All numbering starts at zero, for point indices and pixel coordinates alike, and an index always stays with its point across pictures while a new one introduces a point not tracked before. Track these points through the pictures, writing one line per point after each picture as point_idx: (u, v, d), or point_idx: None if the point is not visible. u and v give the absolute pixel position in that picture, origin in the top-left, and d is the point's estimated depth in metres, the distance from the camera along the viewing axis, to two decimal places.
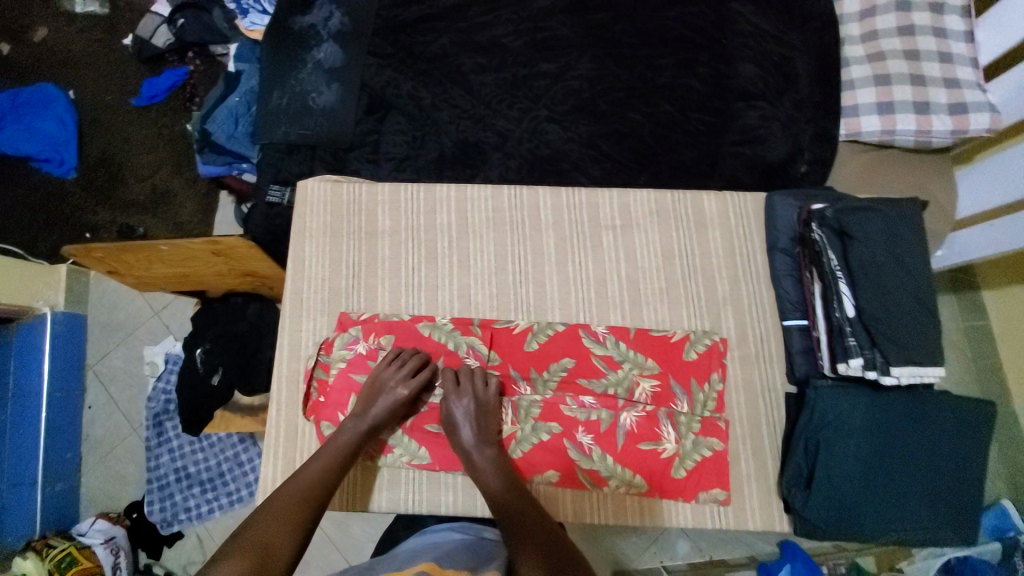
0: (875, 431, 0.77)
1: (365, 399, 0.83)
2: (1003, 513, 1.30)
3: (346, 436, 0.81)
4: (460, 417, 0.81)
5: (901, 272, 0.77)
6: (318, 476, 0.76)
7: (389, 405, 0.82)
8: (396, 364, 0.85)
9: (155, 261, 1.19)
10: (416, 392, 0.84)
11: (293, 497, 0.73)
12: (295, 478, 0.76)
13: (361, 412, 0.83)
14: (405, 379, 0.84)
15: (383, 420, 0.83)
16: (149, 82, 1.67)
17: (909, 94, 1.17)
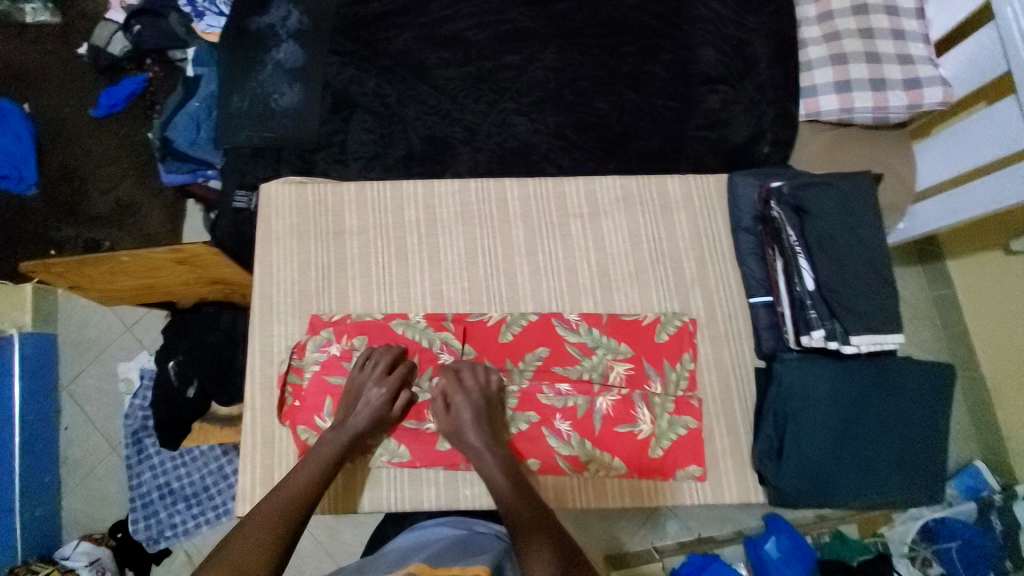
0: (842, 400, 0.79)
1: (344, 405, 0.83)
2: (973, 473, 1.45)
3: (328, 443, 0.81)
4: (464, 418, 0.81)
5: (855, 243, 0.80)
6: (300, 485, 0.77)
7: (369, 408, 0.81)
8: (370, 366, 0.84)
9: (122, 272, 1.16)
10: (394, 391, 0.83)
11: (275, 507, 0.74)
12: (279, 488, 0.77)
13: (342, 420, 0.82)
14: (381, 380, 0.83)
15: (363, 427, 0.81)
16: (107, 92, 1.62)
17: (865, 71, 1.20)
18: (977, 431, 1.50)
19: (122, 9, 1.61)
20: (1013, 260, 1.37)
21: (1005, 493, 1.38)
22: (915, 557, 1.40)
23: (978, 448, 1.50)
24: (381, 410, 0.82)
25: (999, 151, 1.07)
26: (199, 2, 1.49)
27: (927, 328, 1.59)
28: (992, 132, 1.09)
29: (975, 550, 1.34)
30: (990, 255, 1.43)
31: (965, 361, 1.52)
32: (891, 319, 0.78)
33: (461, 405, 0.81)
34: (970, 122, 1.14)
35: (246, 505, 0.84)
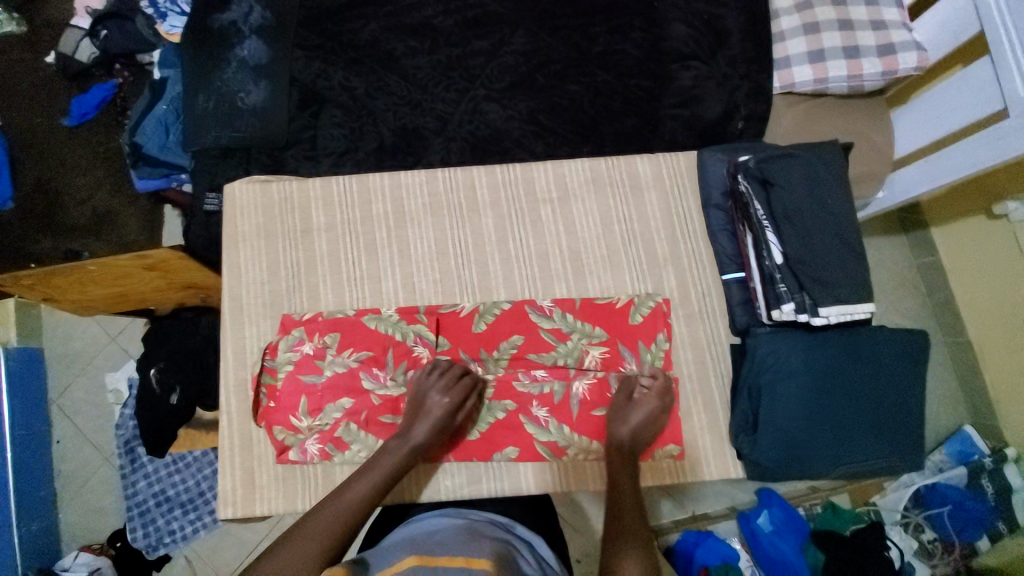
0: (817, 370, 0.79)
1: (410, 413, 0.82)
2: (964, 438, 1.45)
3: (394, 448, 0.79)
4: (636, 413, 0.82)
5: (822, 214, 0.79)
6: (365, 488, 0.75)
7: (433, 415, 0.80)
8: (437, 373, 0.83)
9: (88, 284, 1.17)
10: (460, 398, 0.82)
11: (338, 507, 0.72)
12: (344, 488, 0.75)
13: (406, 428, 0.81)
14: (446, 386, 0.82)
15: (426, 438, 0.80)
16: (77, 100, 1.57)
17: (838, 40, 1.18)
18: (964, 394, 1.51)
19: (88, 13, 1.55)
20: (997, 224, 1.37)
21: (995, 457, 1.40)
22: (908, 523, 1.43)
23: (966, 413, 1.52)
24: (446, 416, 0.81)
25: (973, 114, 1.06)
26: (161, 3, 1.45)
27: (912, 297, 1.59)
28: (966, 95, 1.08)
29: (965, 512, 1.38)
30: (974, 220, 1.43)
31: (950, 327, 1.53)
32: (858, 289, 0.77)
33: (643, 401, 0.83)
34: (945, 86, 1.13)
35: (229, 507, 0.84)
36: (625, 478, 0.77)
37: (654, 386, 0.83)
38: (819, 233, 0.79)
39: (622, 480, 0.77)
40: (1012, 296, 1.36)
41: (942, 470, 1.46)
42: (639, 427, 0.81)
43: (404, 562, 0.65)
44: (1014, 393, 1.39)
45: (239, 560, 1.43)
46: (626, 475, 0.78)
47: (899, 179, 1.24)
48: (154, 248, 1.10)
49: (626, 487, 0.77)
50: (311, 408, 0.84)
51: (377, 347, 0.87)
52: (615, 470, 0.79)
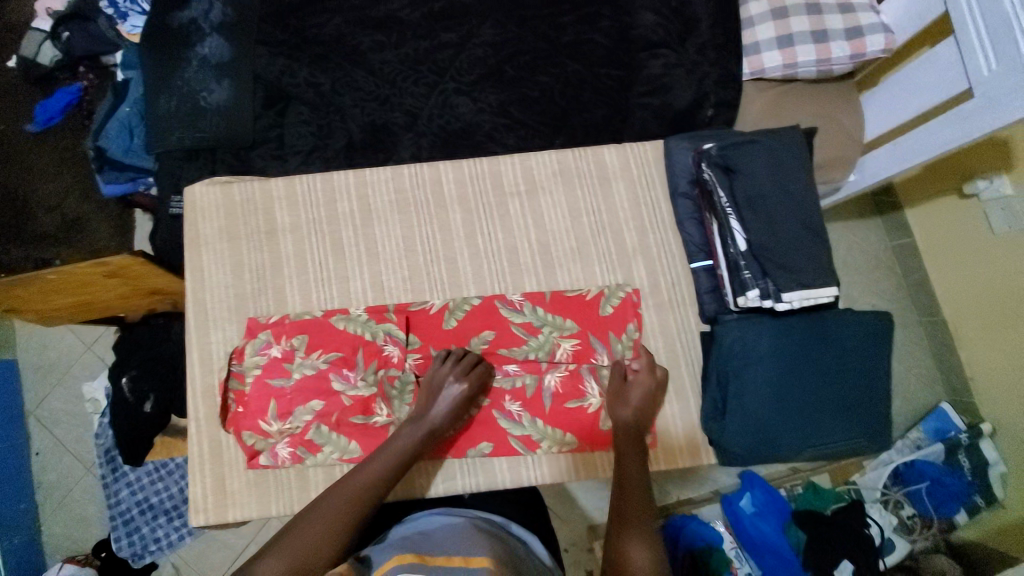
0: (784, 356, 0.80)
1: (424, 400, 0.83)
2: (940, 414, 1.49)
3: (406, 435, 0.81)
4: (637, 396, 0.83)
5: (784, 199, 0.82)
6: (374, 477, 0.77)
7: (449, 404, 0.82)
8: (452, 361, 0.85)
9: (53, 292, 1.12)
10: (473, 388, 0.83)
11: (349, 495, 0.74)
12: (353, 475, 0.77)
13: (421, 414, 0.82)
14: (461, 375, 0.83)
15: (442, 423, 0.82)
16: (41, 104, 1.51)
17: (806, 24, 1.17)
18: (940, 372, 1.55)
19: (49, 15, 1.48)
20: (968, 204, 1.39)
21: (970, 432, 1.42)
22: (887, 501, 1.45)
23: (943, 391, 1.55)
24: (461, 405, 0.82)
25: (938, 95, 1.06)
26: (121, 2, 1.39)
27: (888, 278, 1.62)
28: (931, 76, 1.08)
29: (943, 487, 1.41)
30: (945, 201, 1.45)
31: (925, 307, 1.56)
32: (819, 271, 0.79)
33: (642, 381, 0.84)
34: (911, 69, 1.13)
35: (200, 514, 0.84)
36: (631, 461, 0.80)
37: (647, 368, 0.85)
38: (784, 218, 0.81)
39: (629, 463, 0.80)
40: (984, 275, 1.38)
41: (920, 447, 1.49)
42: (643, 409, 0.83)
43: (404, 556, 0.64)
44: (988, 370, 1.41)
45: (228, 565, 1.40)
46: (632, 459, 0.80)
47: (868, 163, 1.24)
48: (113, 254, 1.05)
49: (632, 468, 0.79)
50: (280, 412, 0.84)
51: (347, 348, 0.86)
52: (622, 452, 0.81)
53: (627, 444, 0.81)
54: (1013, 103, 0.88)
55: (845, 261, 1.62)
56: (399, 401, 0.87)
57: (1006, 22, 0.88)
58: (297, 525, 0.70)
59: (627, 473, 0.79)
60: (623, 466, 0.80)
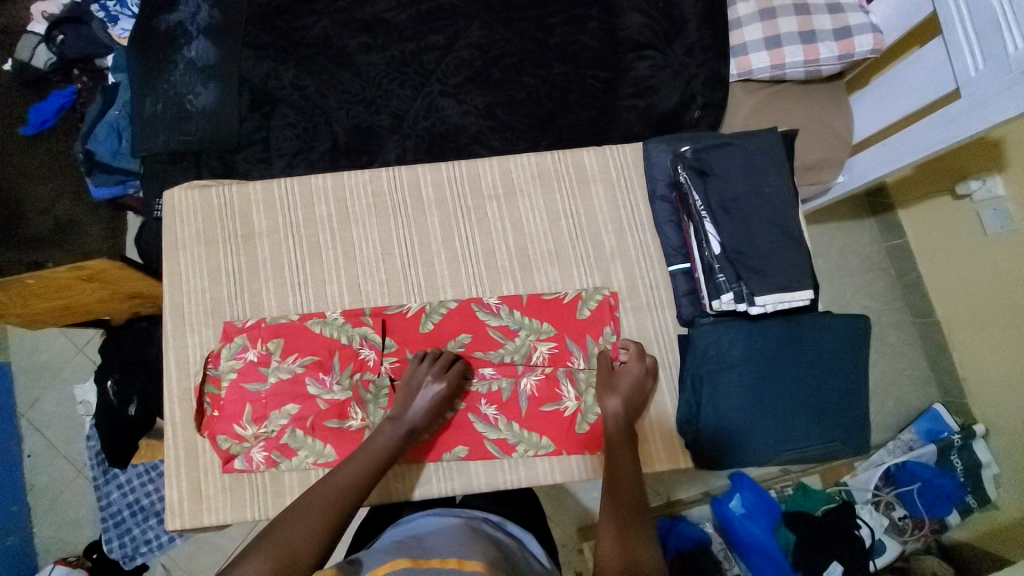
0: (757, 360, 0.83)
1: (402, 400, 0.85)
2: (934, 415, 1.48)
3: (383, 436, 0.82)
4: (625, 384, 0.86)
5: (760, 204, 0.84)
6: (353, 478, 0.77)
7: (427, 403, 0.84)
8: (429, 362, 0.87)
9: (34, 297, 1.13)
10: (452, 386, 0.85)
11: (328, 496, 0.74)
12: (330, 479, 0.77)
13: (399, 414, 0.84)
14: (438, 374, 0.86)
15: (421, 422, 0.84)
16: (34, 108, 1.47)
17: (793, 25, 1.16)
18: (933, 374, 1.54)
19: (45, 19, 1.48)
20: (961, 204, 1.37)
21: (963, 433, 1.40)
22: (879, 502, 1.42)
23: (937, 392, 1.54)
24: (440, 402, 0.85)
25: (926, 96, 1.05)
26: (111, 6, 1.43)
27: (881, 278, 1.60)
28: (920, 77, 1.07)
29: (934, 488, 1.38)
30: (939, 201, 1.43)
31: (919, 308, 1.54)
32: (797, 275, 0.82)
33: (632, 367, 0.87)
34: (899, 69, 1.12)
35: (177, 518, 0.89)
36: (624, 453, 0.81)
37: (636, 356, 0.87)
38: (757, 219, 0.84)
39: (618, 457, 0.80)
40: (976, 276, 1.37)
41: (911, 448, 1.47)
42: (633, 397, 0.86)
43: (398, 562, 0.64)
44: (982, 371, 1.40)
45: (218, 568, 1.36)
46: (622, 452, 0.81)
47: (857, 164, 1.23)
48: (89, 258, 1.07)
49: (623, 468, 0.79)
50: (255, 416, 0.88)
51: (323, 352, 0.90)
52: (612, 448, 0.81)
53: (616, 436, 0.82)
54: (1003, 103, 0.86)
55: (838, 261, 1.60)
56: (373, 406, 0.89)
57: (994, 21, 0.86)
58: (275, 529, 0.69)
59: (617, 467, 0.79)
60: (614, 463, 0.80)
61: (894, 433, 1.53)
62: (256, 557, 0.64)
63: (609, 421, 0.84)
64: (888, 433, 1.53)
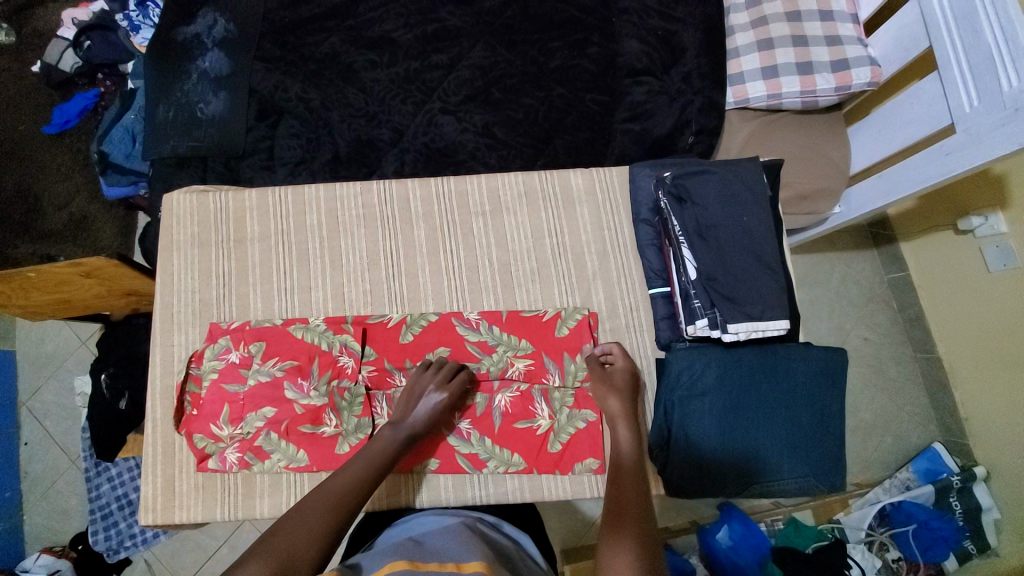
0: (729, 388, 0.88)
1: (405, 405, 0.88)
2: (933, 455, 1.44)
3: (382, 440, 0.83)
4: (618, 385, 0.90)
5: (732, 229, 0.90)
6: (349, 487, 0.75)
7: (428, 410, 0.87)
8: (433, 370, 0.91)
9: (31, 289, 1.17)
10: (453, 396, 0.88)
11: (327, 502, 0.71)
12: (326, 486, 0.74)
13: (400, 418, 0.87)
14: (442, 383, 0.89)
15: (422, 426, 0.86)
16: (58, 108, 1.52)
17: (791, 56, 1.17)
18: (935, 412, 1.50)
19: (75, 25, 1.51)
20: (962, 239, 1.36)
21: (962, 475, 1.36)
22: (873, 542, 1.36)
23: (936, 430, 1.50)
24: (442, 411, 0.88)
25: (918, 132, 1.05)
26: (135, 15, 1.42)
27: (884, 311, 1.56)
28: (916, 111, 1.06)
29: (932, 531, 1.33)
30: (939, 235, 1.42)
31: (921, 343, 1.51)
32: (771, 304, 0.88)
33: (620, 371, 0.91)
34: (895, 102, 1.11)
35: (150, 514, 0.92)
36: (630, 471, 0.79)
37: (624, 366, 0.92)
38: (732, 247, 0.90)
39: (622, 479, 0.78)
40: (978, 312, 1.35)
41: (909, 488, 1.42)
42: (629, 410, 0.87)
43: (397, 563, 0.59)
44: (985, 411, 1.36)
45: (197, 568, 1.36)
46: (630, 475, 0.78)
47: (853, 195, 1.23)
48: (88, 256, 1.10)
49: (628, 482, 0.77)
50: (232, 417, 0.90)
51: (303, 357, 0.93)
52: (624, 470, 0.80)
53: (627, 446, 0.83)
54: (995, 140, 0.86)
55: (837, 292, 1.57)
56: (348, 413, 0.92)
57: (990, 60, 0.86)
58: (275, 534, 0.63)
59: (621, 488, 0.76)
60: (621, 481, 0.77)
61: (891, 472, 1.48)
62: (252, 561, 0.57)
63: (619, 445, 0.84)
64: (885, 470, 1.48)
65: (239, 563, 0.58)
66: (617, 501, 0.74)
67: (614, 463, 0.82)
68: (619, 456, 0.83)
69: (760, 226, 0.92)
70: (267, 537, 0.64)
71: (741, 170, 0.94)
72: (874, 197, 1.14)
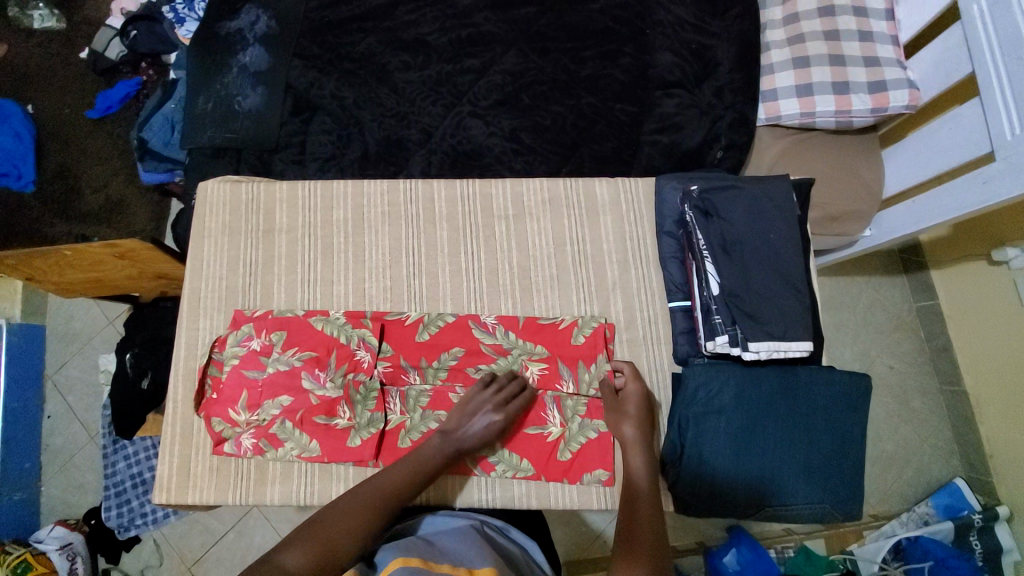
0: (747, 408, 0.86)
1: (457, 417, 0.88)
2: (954, 491, 1.38)
3: (432, 448, 0.85)
4: (632, 408, 0.89)
5: (760, 245, 0.89)
6: (395, 485, 0.79)
7: (481, 430, 0.87)
8: (493, 389, 0.90)
9: (66, 267, 1.21)
10: (508, 418, 0.88)
11: (368, 500, 0.76)
12: (375, 480, 0.79)
13: (452, 429, 0.87)
14: (499, 405, 0.89)
15: (472, 443, 0.87)
16: (102, 93, 1.57)
17: (827, 75, 1.14)
18: (960, 447, 1.44)
19: (123, 15, 1.58)
20: (996, 270, 1.31)
21: (984, 514, 1.31)
22: None
23: (959, 465, 1.44)
24: (494, 432, 0.87)
25: (957, 157, 1.02)
26: (180, 7, 1.49)
27: (911, 340, 1.51)
28: (954, 136, 1.03)
29: (948, 571, 1.24)
30: (972, 265, 1.37)
31: (947, 375, 1.46)
32: (795, 325, 0.86)
33: (632, 400, 0.90)
34: (934, 126, 1.09)
35: (164, 493, 0.94)
36: (643, 497, 0.79)
37: (636, 390, 0.90)
38: (757, 264, 0.89)
39: (636, 505, 0.78)
40: (1008, 346, 1.30)
41: (928, 523, 1.37)
42: (644, 434, 0.87)
43: (410, 559, 0.60)
44: (1014, 451, 1.31)
45: (204, 550, 1.38)
46: (646, 503, 0.78)
47: (884, 219, 1.20)
48: (123, 238, 1.14)
49: (640, 516, 0.76)
50: (250, 403, 0.93)
51: (322, 349, 0.95)
52: (637, 499, 0.79)
53: (645, 489, 0.81)
54: None
55: (863, 317, 1.52)
56: (361, 407, 0.93)
57: None
58: (324, 522, 0.71)
59: (635, 514, 0.76)
60: (634, 512, 0.77)
61: (909, 506, 1.42)
62: (299, 548, 0.66)
63: (633, 473, 0.84)
64: (902, 504, 1.43)
65: (289, 549, 0.66)
66: (628, 525, 0.75)
67: (628, 490, 0.82)
68: (634, 483, 0.82)
69: (786, 245, 0.91)
70: (316, 521, 0.71)
71: (768, 186, 0.93)
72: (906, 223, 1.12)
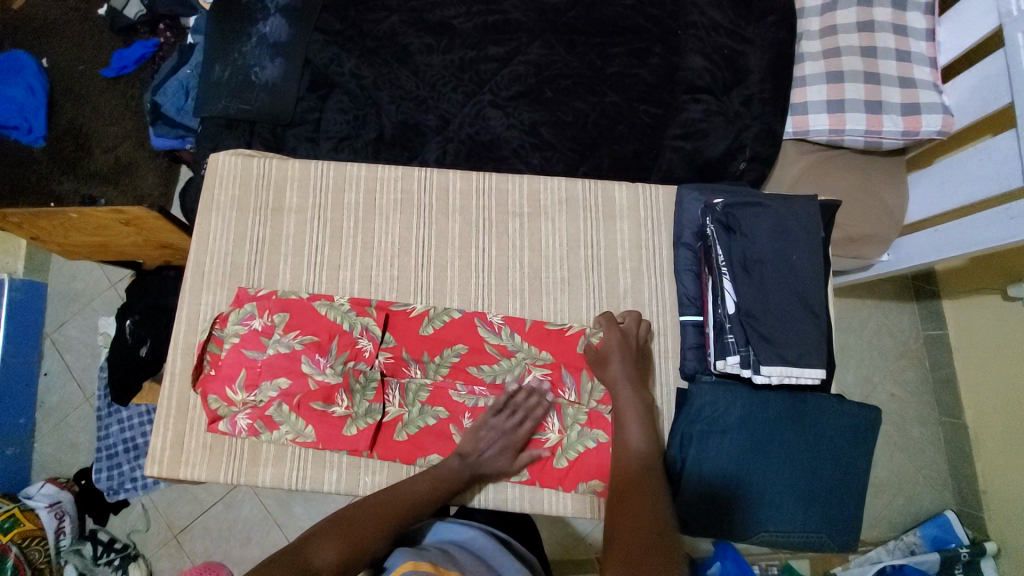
0: (751, 429, 0.85)
1: (472, 439, 0.88)
2: (944, 523, 1.37)
3: (449, 470, 0.85)
4: (615, 353, 0.89)
5: (780, 267, 0.87)
6: (416, 499, 0.80)
7: (496, 456, 0.87)
8: (506, 413, 0.88)
9: (72, 229, 1.20)
10: (520, 446, 0.88)
11: (392, 505, 0.78)
12: (398, 488, 0.82)
13: (468, 451, 0.87)
14: (511, 430, 0.88)
15: (488, 470, 0.87)
16: (117, 52, 1.55)
17: (861, 93, 1.11)
18: (954, 479, 1.43)
19: None
20: (1009, 306, 1.29)
21: (972, 549, 1.30)
22: None
23: (951, 498, 1.43)
24: (508, 458, 0.88)
25: (986, 189, 0.99)
26: None
27: (915, 369, 1.50)
28: (985, 168, 1.00)
29: None
30: (985, 298, 1.34)
31: (949, 408, 1.44)
32: (808, 350, 0.85)
33: (614, 348, 0.89)
34: (964, 156, 1.05)
35: (156, 465, 0.94)
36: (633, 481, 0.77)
37: (614, 339, 0.90)
38: (774, 285, 0.87)
39: (627, 496, 0.74)
40: (1013, 384, 1.28)
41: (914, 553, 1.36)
42: (631, 375, 0.88)
43: (420, 563, 0.61)
44: (1007, 488, 1.30)
45: (191, 519, 1.39)
46: (640, 491, 0.74)
47: (904, 246, 1.17)
48: (131, 205, 1.12)
49: (634, 504, 0.72)
50: (248, 383, 0.91)
51: (324, 334, 0.93)
52: (630, 488, 0.75)
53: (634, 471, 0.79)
54: None
55: (869, 342, 1.50)
56: (360, 396, 0.92)
57: None
58: (354, 517, 0.74)
59: (628, 502, 0.73)
60: (629, 503, 0.73)
61: (897, 533, 1.42)
62: (330, 545, 0.69)
63: (622, 459, 0.81)
64: (891, 531, 1.42)
65: (319, 543, 0.69)
66: (617, 513, 0.71)
67: (619, 476, 0.79)
68: (624, 471, 0.80)
69: (805, 268, 0.88)
70: (345, 515, 0.75)
71: (793, 205, 0.91)
72: (926, 253, 1.09)
